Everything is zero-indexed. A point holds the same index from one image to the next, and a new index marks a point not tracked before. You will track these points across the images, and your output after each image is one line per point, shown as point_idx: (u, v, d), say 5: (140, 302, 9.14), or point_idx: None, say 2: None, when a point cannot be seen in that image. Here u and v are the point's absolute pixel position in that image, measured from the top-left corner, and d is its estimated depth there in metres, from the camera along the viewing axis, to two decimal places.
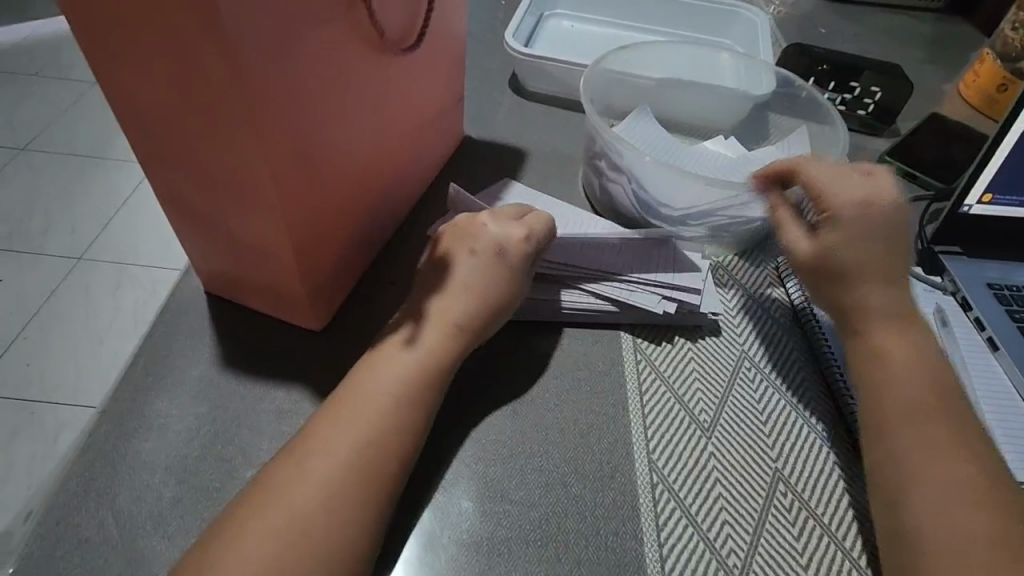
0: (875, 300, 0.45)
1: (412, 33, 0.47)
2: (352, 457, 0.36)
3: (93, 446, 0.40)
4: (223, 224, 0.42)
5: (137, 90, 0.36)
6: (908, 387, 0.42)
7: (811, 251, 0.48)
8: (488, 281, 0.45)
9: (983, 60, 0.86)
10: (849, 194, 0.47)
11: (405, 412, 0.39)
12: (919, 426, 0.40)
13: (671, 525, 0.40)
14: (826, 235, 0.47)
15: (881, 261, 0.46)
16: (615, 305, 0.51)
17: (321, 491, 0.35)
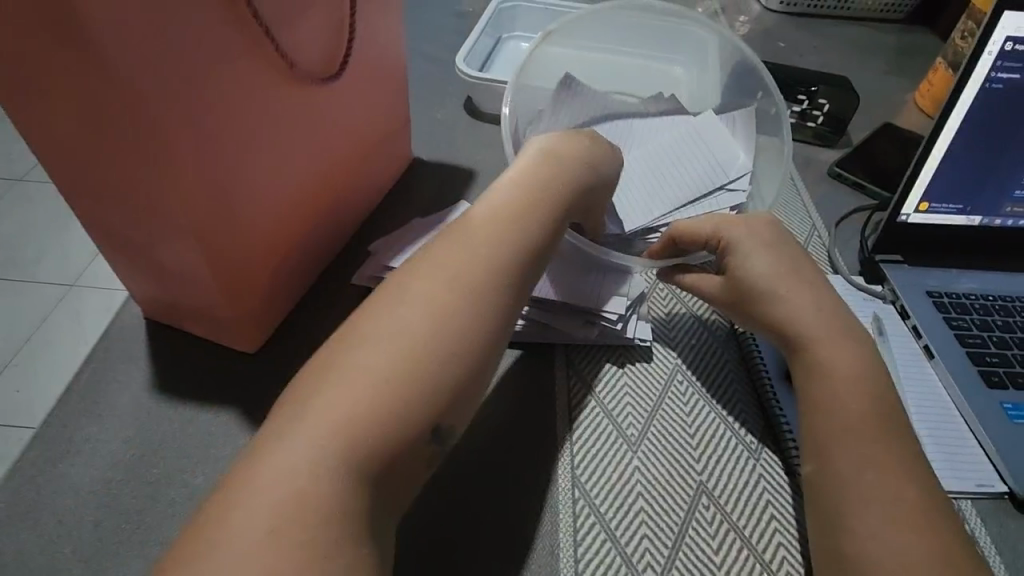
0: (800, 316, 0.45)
1: (334, 63, 0.49)
2: (390, 372, 0.32)
3: (22, 471, 0.41)
4: (151, 254, 0.43)
5: (52, 129, 0.37)
6: (840, 406, 0.41)
7: (728, 291, 0.50)
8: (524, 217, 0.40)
9: (937, 69, 0.87)
10: (733, 225, 0.50)
11: (436, 352, 0.33)
12: (875, 439, 0.39)
13: (589, 540, 0.40)
14: (733, 271, 0.49)
15: (786, 276, 0.47)
16: (545, 330, 0.51)
17: (352, 406, 0.30)
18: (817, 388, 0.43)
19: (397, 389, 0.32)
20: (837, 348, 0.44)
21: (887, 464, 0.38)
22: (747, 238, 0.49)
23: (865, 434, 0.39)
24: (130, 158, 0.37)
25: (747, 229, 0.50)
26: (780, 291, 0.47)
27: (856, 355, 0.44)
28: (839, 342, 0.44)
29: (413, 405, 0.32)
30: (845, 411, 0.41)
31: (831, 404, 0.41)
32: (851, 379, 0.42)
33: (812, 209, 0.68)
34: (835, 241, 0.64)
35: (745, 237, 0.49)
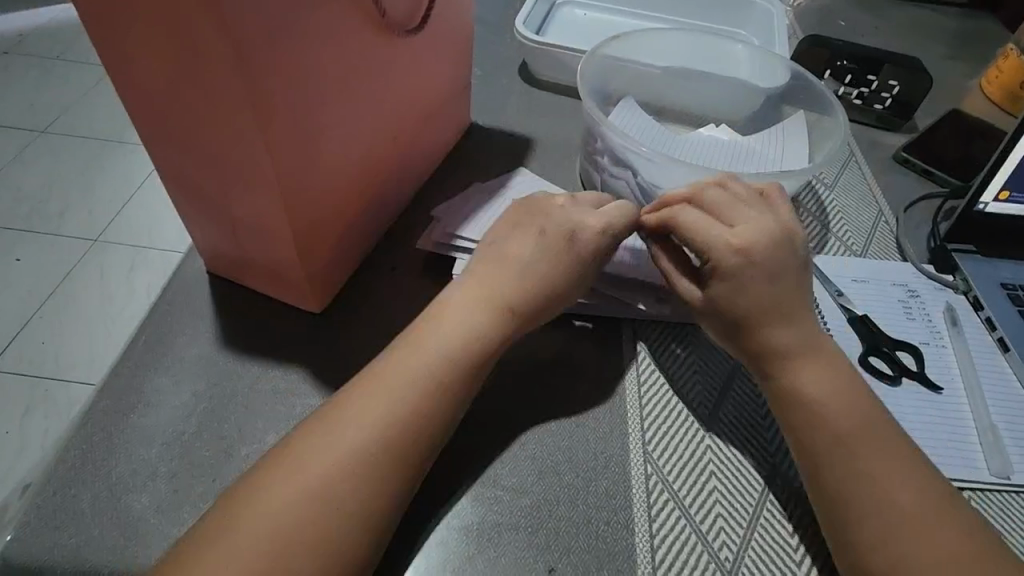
0: (784, 340, 0.41)
1: (417, 16, 0.47)
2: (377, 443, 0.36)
3: (92, 421, 0.41)
4: (226, 205, 0.42)
5: (139, 66, 0.36)
6: (834, 422, 0.39)
7: (704, 303, 0.44)
8: (546, 270, 0.44)
9: (1008, 56, 0.83)
10: (725, 241, 0.42)
11: (373, 419, 0.36)
12: (873, 456, 0.37)
13: (664, 517, 0.40)
14: (716, 287, 0.42)
15: (778, 299, 0.42)
16: (606, 300, 0.51)
17: (339, 460, 0.35)
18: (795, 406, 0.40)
19: (390, 433, 0.36)
20: (802, 360, 0.41)
21: (890, 481, 0.36)
22: (746, 259, 0.41)
23: (857, 449, 0.37)
24: (219, 104, 0.36)
25: (744, 248, 0.42)
26: (768, 317, 0.41)
27: (839, 376, 0.41)
28: (817, 362, 0.41)
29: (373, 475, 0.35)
30: (832, 427, 0.38)
31: (818, 422, 0.39)
32: (832, 394, 0.40)
33: (878, 193, 0.66)
34: (904, 228, 0.62)
35: (738, 259, 0.41)
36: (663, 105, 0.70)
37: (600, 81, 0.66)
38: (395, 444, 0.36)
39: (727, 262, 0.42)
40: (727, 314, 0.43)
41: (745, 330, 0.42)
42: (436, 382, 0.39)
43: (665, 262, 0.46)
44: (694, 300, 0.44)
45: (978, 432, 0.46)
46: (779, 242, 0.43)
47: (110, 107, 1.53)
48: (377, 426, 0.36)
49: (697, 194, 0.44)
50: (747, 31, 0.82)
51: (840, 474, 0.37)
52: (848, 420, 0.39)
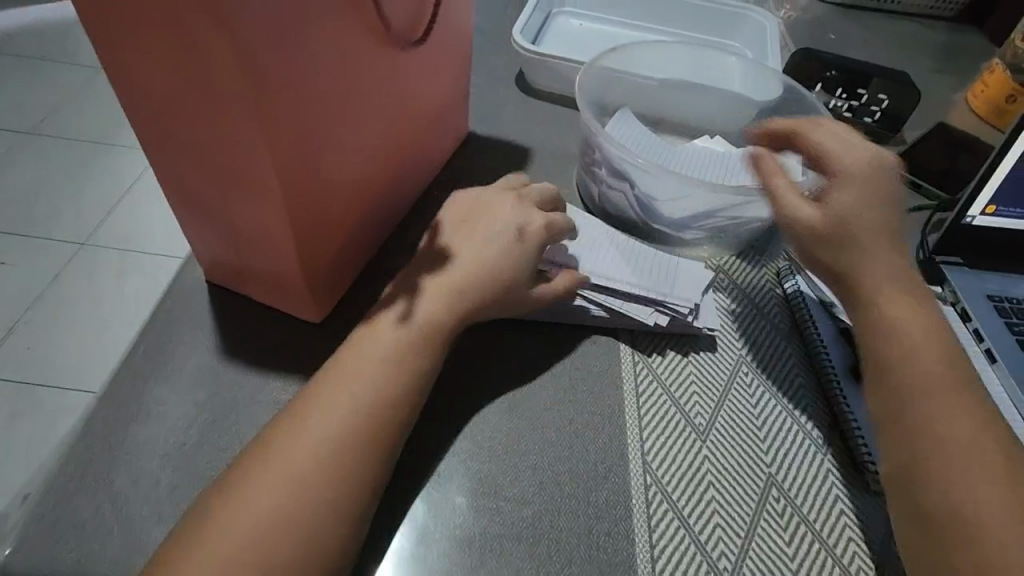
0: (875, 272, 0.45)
1: (419, 28, 0.48)
2: (345, 435, 0.36)
3: (92, 431, 0.41)
4: (228, 215, 0.42)
5: (142, 76, 0.36)
6: (922, 363, 0.41)
7: (822, 218, 0.45)
8: (500, 259, 0.46)
9: (993, 70, 0.84)
10: (849, 160, 0.46)
11: (334, 407, 0.37)
12: (947, 398, 0.40)
13: (663, 527, 0.40)
14: (836, 201, 0.45)
15: (875, 226, 0.45)
16: (606, 312, 0.51)
17: (315, 454, 0.35)
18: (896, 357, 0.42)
19: (364, 428, 0.37)
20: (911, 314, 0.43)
21: (971, 421, 0.39)
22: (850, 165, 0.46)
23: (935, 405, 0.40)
24: (224, 115, 0.36)
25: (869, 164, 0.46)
26: (857, 222, 0.44)
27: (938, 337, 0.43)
28: (911, 302, 0.44)
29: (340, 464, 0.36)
30: (930, 379, 0.40)
31: (909, 365, 0.41)
32: (930, 347, 0.42)
33: None
34: None
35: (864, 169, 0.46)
36: (658, 117, 0.71)
37: (597, 92, 0.66)
38: (369, 432, 0.37)
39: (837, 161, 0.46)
40: (843, 224, 0.44)
41: (846, 244, 0.44)
42: (404, 372, 0.40)
43: (778, 183, 0.47)
44: (805, 217, 0.45)
45: None
46: (890, 170, 0.46)
47: (100, 109, 1.52)
48: (344, 414, 0.37)
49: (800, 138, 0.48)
50: (740, 43, 0.83)
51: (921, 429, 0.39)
52: (940, 374, 0.41)
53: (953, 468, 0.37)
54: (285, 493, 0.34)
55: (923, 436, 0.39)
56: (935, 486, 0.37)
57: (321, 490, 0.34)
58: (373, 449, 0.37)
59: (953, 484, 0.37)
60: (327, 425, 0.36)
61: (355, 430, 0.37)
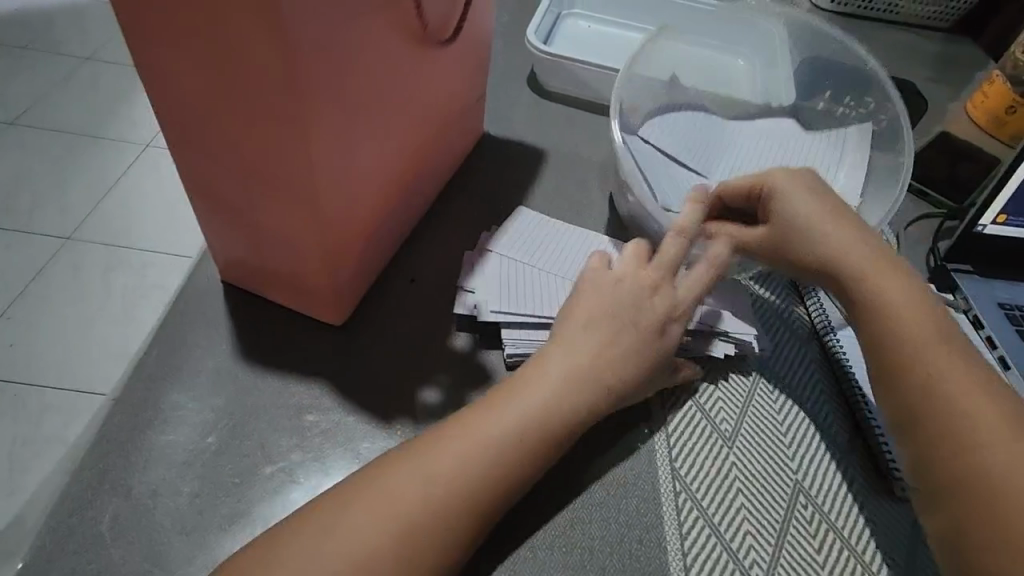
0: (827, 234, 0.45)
1: (449, 27, 0.47)
2: (422, 512, 0.34)
3: (107, 437, 0.39)
4: (252, 213, 0.41)
5: (175, 67, 0.35)
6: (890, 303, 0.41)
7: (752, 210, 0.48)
8: (616, 354, 0.41)
9: (993, 81, 0.83)
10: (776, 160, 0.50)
11: (421, 484, 0.35)
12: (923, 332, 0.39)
13: (695, 535, 0.40)
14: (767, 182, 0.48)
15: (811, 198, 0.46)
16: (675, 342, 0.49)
17: (387, 524, 0.33)
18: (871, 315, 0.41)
19: (437, 499, 0.34)
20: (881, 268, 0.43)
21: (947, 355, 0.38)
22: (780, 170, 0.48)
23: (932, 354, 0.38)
24: (261, 110, 0.35)
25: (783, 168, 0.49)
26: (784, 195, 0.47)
27: (903, 284, 0.42)
28: (861, 245, 0.44)
29: (410, 540, 0.33)
30: (904, 321, 0.40)
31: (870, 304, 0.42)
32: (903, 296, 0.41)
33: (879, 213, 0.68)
34: (905, 248, 0.64)
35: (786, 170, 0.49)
36: None
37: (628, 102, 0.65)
38: (449, 515, 0.34)
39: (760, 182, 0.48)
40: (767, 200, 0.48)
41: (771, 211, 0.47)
42: (498, 464, 0.36)
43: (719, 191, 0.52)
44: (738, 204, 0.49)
45: None
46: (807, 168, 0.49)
47: (85, 100, 1.47)
48: (461, 459, 0.36)
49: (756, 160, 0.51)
50: None
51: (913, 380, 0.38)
52: (915, 315, 0.40)
53: (951, 408, 0.36)
54: (356, 530, 0.33)
55: (917, 378, 0.38)
56: (926, 423, 0.36)
57: (414, 532, 0.33)
58: (450, 524, 0.34)
59: (960, 423, 0.35)
60: (439, 468, 0.35)
61: (462, 476, 0.35)
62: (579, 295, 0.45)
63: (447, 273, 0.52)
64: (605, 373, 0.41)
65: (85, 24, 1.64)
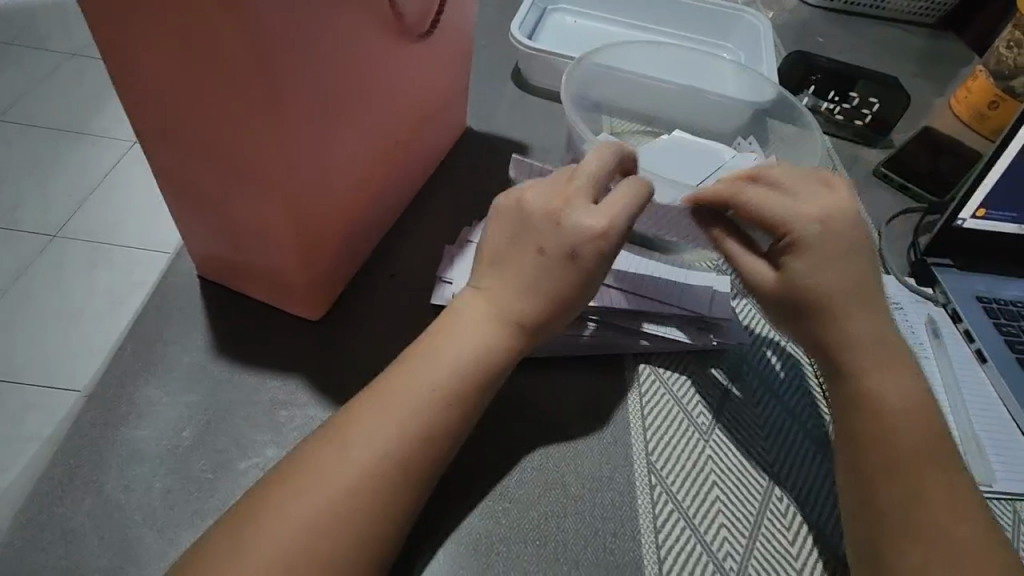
0: (858, 331, 0.41)
1: (426, 19, 0.47)
2: (381, 472, 0.34)
3: (79, 433, 0.39)
4: (228, 209, 0.41)
5: (146, 64, 0.34)
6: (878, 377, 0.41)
7: (776, 280, 0.42)
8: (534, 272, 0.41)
9: (976, 76, 0.84)
10: (804, 213, 0.41)
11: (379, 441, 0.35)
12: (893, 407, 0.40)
13: (669, 527, 0.40)
14: (792, 264, 0.42)
15: (851, 279, 0.41)
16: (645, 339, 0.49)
17: (340, 494, 0.33)
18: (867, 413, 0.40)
19: (404, 471, 0.35)
20: (888, 376, 0.41)
21: (913, 435, 0.39)
22: (823, 231, 0.41)
23: (930, 477, 0.38)
24: (234, 107, 0.35)
25: (811, 196, 0.42)
26: (827, 296, 0.41)
27: (895, 361, 0.41)
28: (863, 330, 0.41)
29: (373, 503, 0.33)
30: (879, 390, 0.40)
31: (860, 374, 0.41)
32: (904, 412, 0.40)
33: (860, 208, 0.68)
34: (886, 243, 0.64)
35: (819, 237, 0.41)
36: (653, 115, 0.68)
37: (580, 90, 0.63)
38: (404, 477, 0.35)
39: (805, 229, 0.41)
40: (802, 294, 0.41)
41: (808, 318, 0.42)
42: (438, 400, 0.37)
43: (727, 239, 0.44)
44: (761, 280, 0.43)
45: (960, 439, 0.48)
46: (851, 215, 0.42)
47: (71, 97, 1.46)
48: (406, 408, 0.36)
49: (766, 169, 0.44)
50: (734, 44, 0.83)
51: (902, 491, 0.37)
52: (894, 381, 0.41)
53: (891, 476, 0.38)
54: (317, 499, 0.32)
55: (878, 446, 0.39)
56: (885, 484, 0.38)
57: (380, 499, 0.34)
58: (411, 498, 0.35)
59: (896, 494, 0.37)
60: (398, 422, 0.35)
61: (406, 434, 0.35)
62: (487, 232, 0.42)
63: (426, 268, 0.52)
64: (525, 312, 0.39)
65: (71, 20, 1.62)
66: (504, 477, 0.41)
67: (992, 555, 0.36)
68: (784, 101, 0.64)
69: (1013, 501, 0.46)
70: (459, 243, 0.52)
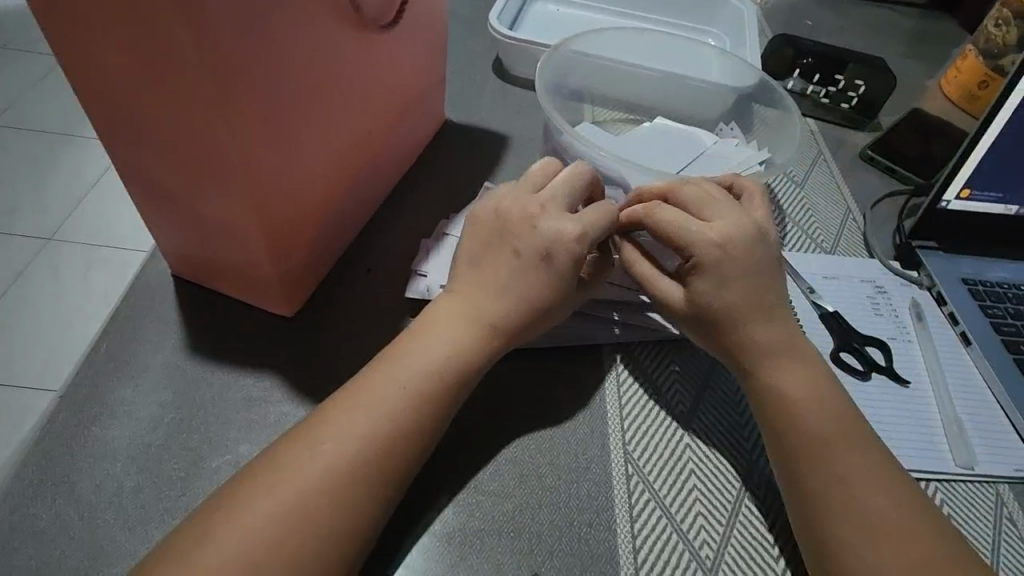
0: (759, 342, 0.41)
1: (391, 9, 0.46)
2: (352, 468, 0.34)
3: (51, 435, 0.39)
4: (193, 207, 0.41)
5: (99, 62, 0.34)
6: (787, 378, 0.40)
7: (685, 301, 0.42)
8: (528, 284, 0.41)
9: (966, 56, 0.83)
10: (703, 235, 0.41)
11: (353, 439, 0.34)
12: (803, 405, 0.39)
13: (645, 517, 0.40)
14: (697, 285, 0.41)
15: (751, 295, 0.41)
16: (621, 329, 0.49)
17: (310, 489, 0.33)
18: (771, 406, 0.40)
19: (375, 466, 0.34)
20: (789, 367, 0.41)
21: (836, 432, 0.38)
22: (723, 255, 0.40)
23: (848, 456, 0.37)
24: (187, 104, 0.35)
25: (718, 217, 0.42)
26: (724, 310, 0.41)
27: (799, 358, 0.41)
28: (769, 334, 0.41)
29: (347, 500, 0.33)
30: (789, 392, 0.40)
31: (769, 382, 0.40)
32: (808, 400, 0.39)
33: (846, 193, 0.68)
34: (872, 227, 0.64)
35: (718, 255, 0.40)
36: (635, 102, 0.67)
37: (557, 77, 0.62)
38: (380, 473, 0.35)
39: (707, 252, 0.40)
40: (707, 311, 0.41)
41: (721, 330, 0.41)
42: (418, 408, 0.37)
43: (639, 262, 0.44)
44: (674, 299, 0.43)
45: (942, 422, 0.48)
46: (754, 234, 0.41)
47: (62, 100, 1.46)
48: (387, 404, 0.36)
49: (674, 187, 0.43)
50: (718, 29, 0.82)
51: (818, 479, 0.37)
52: (803, 382, 0.40)
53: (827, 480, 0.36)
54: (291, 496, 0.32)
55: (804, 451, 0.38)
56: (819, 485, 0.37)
57: (353, 494, 0.33)
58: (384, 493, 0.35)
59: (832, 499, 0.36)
60: (372, 420, 0.35)
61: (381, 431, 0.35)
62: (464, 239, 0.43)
63: (403, 261, 0.52)
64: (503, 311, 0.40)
65: None
66: (480, 470, 0.41)
67: (919, 525, 0.35)
68: (765, 86, 0.63)
69: (995, 484, 0.46)
70: (436, 234, 0.52)
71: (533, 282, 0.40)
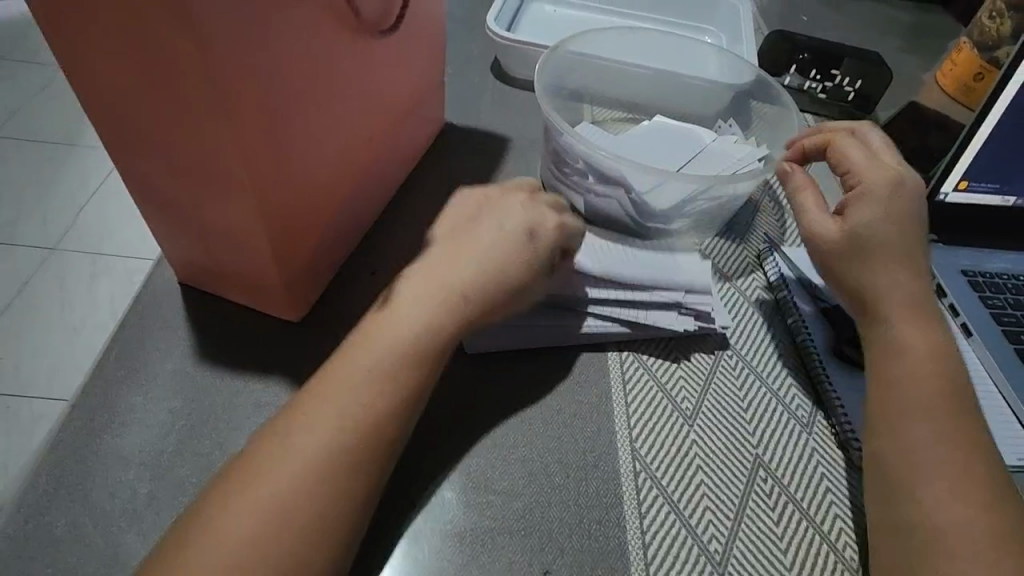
0: (892, 282, 0.45)
1: (392, 15, 0.47)
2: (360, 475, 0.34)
3: (64, 443, 0.39)
4: (199, 216, 0.41)
5: (105, 78, 0.35)
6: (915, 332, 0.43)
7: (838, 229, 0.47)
8: (507, 258, 0.44)
9: (960, 49, 0.83)
10: (863, 173, 0.48)
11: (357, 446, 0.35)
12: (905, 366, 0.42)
13: (654, 513, 0.40)
14: (854, 215, 0.47)
15: (901, 233, 0.46)
16: (624, 325, 0.49)
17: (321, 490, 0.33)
18: (891, 359, 0.42)
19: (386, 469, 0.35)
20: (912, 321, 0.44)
21: (929, 393, 0.40)
22: (874, 184, 0.47)
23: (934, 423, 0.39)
24: (194, 115, 0.35)
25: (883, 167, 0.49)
26: (873, 238, 0.45)
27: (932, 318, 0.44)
28: (899, 270, 0.45)
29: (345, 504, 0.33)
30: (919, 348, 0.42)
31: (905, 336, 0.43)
32: (930, 360, 0.42)
33: None
34: None
35: (885, 185, 0.47)
36: (633, 101, 0.68)
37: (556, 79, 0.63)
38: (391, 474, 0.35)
39: (869, 182, 0.48)
40: (857, 236, 0.46)
41: (864, 256, 0.45)
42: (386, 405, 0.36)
43: (805, 193, 0.50)
44: (826, 232, 0.47)
45: None
46: (906, 179, 0.49)
47: (62, 109, 1.46)
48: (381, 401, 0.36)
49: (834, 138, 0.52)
50: (714, 27, 0.83)
51: (915, 442, 0.38)
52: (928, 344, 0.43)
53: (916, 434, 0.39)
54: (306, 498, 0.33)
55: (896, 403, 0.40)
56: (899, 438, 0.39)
57: (366, 496, 0.34)
58: None
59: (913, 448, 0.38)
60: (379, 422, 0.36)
61: (385, 439, 0.36)
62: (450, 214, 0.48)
63: (407, 264, 0.52)
64: (473, 283, 0.42)
65: None
66: (488, 470, 0.42)
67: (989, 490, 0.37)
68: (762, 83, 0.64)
69: None
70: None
71: (489, 246, 0.44)
